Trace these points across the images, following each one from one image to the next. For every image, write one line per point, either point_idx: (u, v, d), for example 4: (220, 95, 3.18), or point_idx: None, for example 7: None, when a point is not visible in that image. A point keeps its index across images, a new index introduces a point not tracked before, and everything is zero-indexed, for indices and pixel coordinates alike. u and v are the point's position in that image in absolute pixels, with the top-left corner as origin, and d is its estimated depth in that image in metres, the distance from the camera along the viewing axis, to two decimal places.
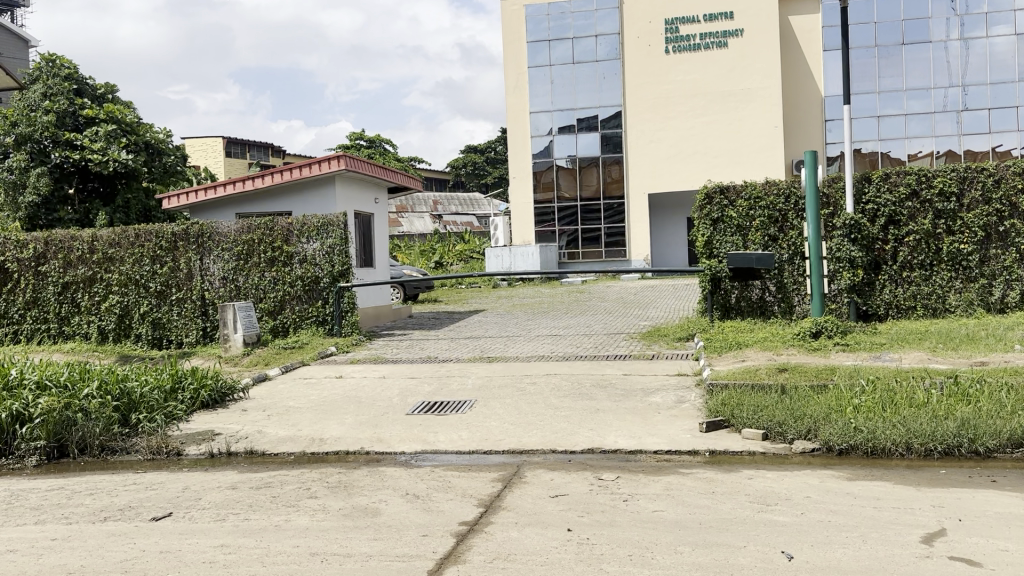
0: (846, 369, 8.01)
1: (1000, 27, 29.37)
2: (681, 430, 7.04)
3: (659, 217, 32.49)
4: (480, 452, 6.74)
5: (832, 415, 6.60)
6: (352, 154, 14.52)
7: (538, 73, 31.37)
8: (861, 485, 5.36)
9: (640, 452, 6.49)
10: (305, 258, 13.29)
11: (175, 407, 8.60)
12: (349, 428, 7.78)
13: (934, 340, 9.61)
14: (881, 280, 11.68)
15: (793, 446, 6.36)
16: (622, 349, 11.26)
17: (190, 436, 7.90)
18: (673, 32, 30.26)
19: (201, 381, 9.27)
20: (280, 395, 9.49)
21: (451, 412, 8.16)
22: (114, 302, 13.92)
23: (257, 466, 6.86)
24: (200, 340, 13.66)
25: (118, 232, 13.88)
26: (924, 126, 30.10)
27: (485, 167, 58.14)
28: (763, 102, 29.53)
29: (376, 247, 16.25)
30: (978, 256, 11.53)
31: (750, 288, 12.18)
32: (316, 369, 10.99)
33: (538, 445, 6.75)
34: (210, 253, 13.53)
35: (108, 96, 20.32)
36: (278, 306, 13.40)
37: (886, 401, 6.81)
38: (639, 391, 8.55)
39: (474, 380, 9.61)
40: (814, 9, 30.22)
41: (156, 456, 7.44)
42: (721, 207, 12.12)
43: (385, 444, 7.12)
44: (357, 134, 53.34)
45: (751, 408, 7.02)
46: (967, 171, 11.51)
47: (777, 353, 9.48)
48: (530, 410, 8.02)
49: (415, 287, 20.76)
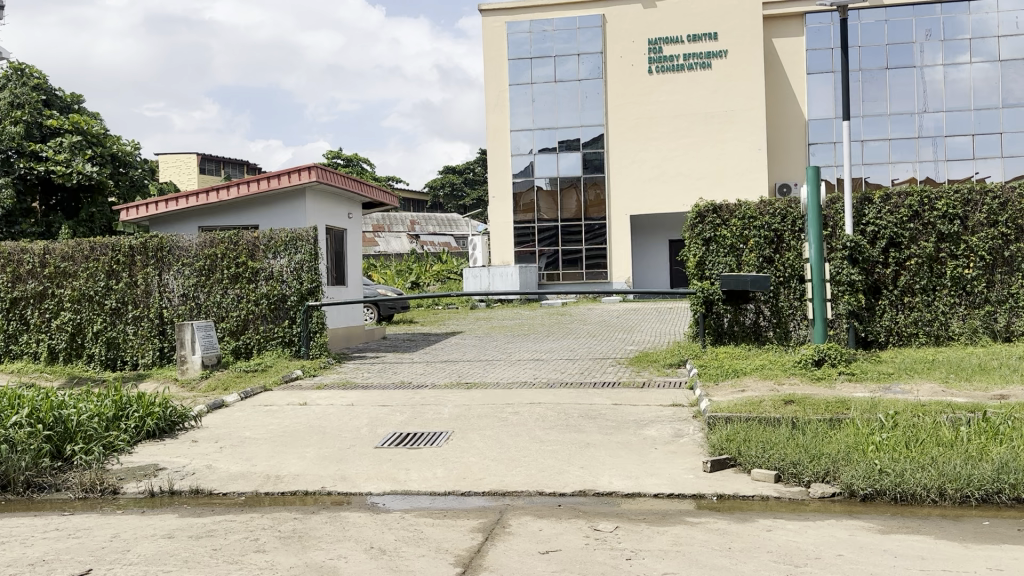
0: (860, 401, 7.31)
1: (983, 53, 29.38)
2: (683, 469, 6.29)
3: (641, 239, 32.00)
4: (455, 494, 5.94)
5: (854, 454, 5.91)
6: (324, 165, 13.68)
7: (519, 91, 30.82)
8: (899, 541, 4.64)
9: (639, 495, 5.75)
10: (271, 275, 12.45)
11: (116, 438, 7.69)
12: (310, 463, 6.94)
13: (944, 369, 9.00)
14: (882, 305, 11.09)
15: (810, 490, 5.65)
16: (609, 376, 10.53)
17: (130, 471, 7.01)
18: (657, 52, 29.98)
19: (148, 409, 8.35)
20: (237, 424, 8.59)
21: (424, 445, 7.33)
22: (65, 319, 12.97)
23: (201, 509, 5.97)
24: (156, 361, 12.70)
25: (73, 244, 12.97)
26: (907, 151, 29.96)
27: (463, 189, 57.63)
28: (747, 125, 29.25)
29: (349, 265, 15.45)
30: (983, 281, 10.99)
31: (743, 311, 11.54)
32: (279, 395, 10.08)
33: (522, 487, 5.96)
34: (170, 268, 12.65)
35: (76, 107, 19.45)
36: (241, 325, 12.51)
37: (910, 438, 6.13)
38: (631, 423, 7.80)
39: (451, 410, 8.78)
40: (798, 32, 30.07)
41: (88, 495, 6.53)
42: (713, 226, 11.51)
43: (350, 484, 6.30)
44: (334, 153, 52.72)
45: (760, 445, 6.31)
46: (971, 193, 11.04)
47: (778, 383, 8.77)
48: (513, 444, 7.23)
49: (389, 306, 20.01)
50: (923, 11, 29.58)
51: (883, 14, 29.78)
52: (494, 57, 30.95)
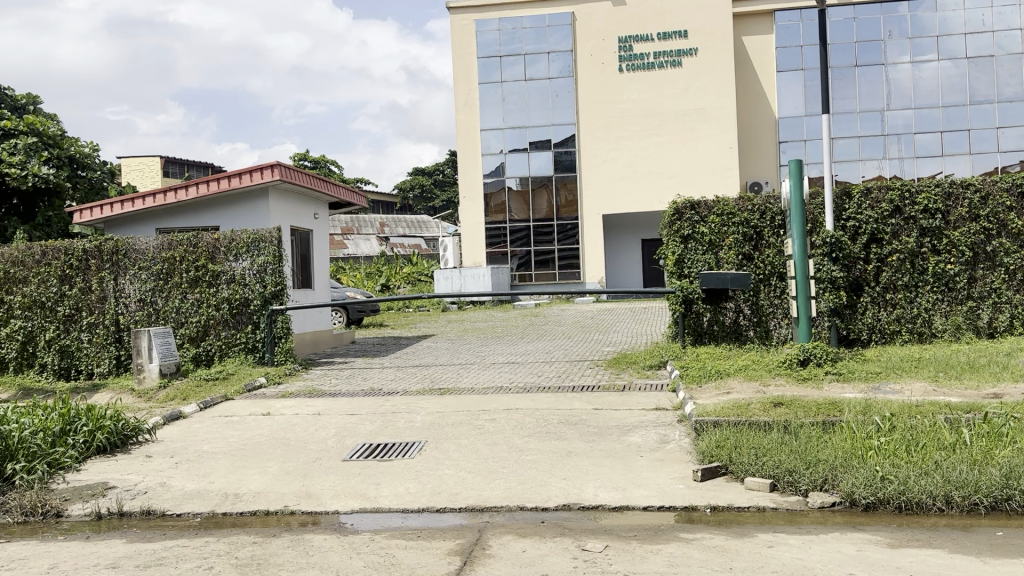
0: (852, 403, 7.02)
1: (949, 51, 29.64)
2: (671, 479, 5.91)
3: (614, 239, 31.77)
4: (430, 511, 5.51)
5: (853, 460, 5.61)
6: (287, 163, 13.15)
7: (489, 90, 30.39)
8: (912, 557, 4.31)
9: (627, 508, 5.37)
10: (233, 278, 11.88)
11: (62, 455, 7.06)
12: (272, 479, 6.45)
13: (932, 368, 8.76)
14: (864, 303, 10.87)
15: (809, 500, 5.32)
16: (588, 379, 10.15)
17: (76, 491, 6.39)
18: (627, 50, 29.78)
19: (98, 422, 7.69)
20: (195, 438, 8.04)
21: (396, 457, 6.88)
22: (15, 327, 12.27)
23: (151, 533, 5.44)
24: (113, 370, 12.07)
25: (23, 248, 12.28)
26: (876, 148, 30.09)
27: (433, 190, 57.16)
28: (718, 123, 29.17)
29: (316, 269, 14.90)
30: (965, 277, 10.83)
31: (723, 310, 11.21)
32: (241, 405, 9.54)
33: (502, 501, 5.55)
34: (126, 273, 12.03)
35: (28, 107, 18.68)
36: (202, 331, 11.93)
37: (911, 442, 5.86)
38: (613, 429, 7.42)
39: (423, 418, 8.33)
40: (768, 30, 30.08)
41: (29, 518, 5.89)
42: (691, 222, 11.19)
43: (316, 502, 5.82)
44: (301, 155, 51.88)
45: (752, 452, 5.96)
46: (953, 188, 10.87)
47: (764, 384, 8.43)
48: (490, 453, 6.81)
49: (359, 309, 19.48)
50: (891, 9, 29.75)
51: (851, 12, 29.92)
52: (463, 55, 30.51)
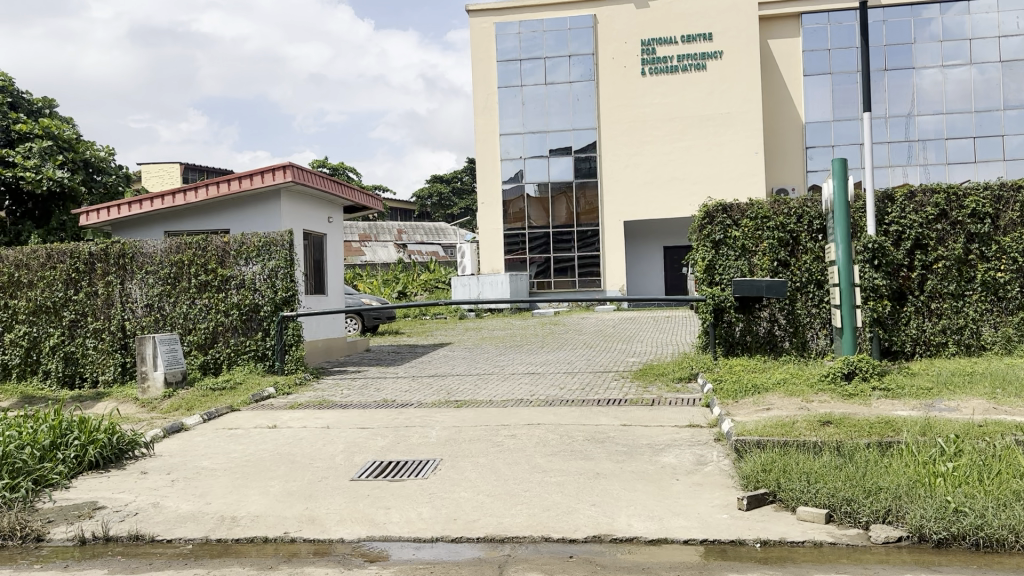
0: (908, 422, 6.39)
1: (983, 55, 28.78)
2: (713, 508, 5.30)
3: (635, 246, 31.14)
4: (444, 541, 4.95)
5: (919, 489, 4.98)
6: (299, 164, 12.68)
7: (509, 94, 29.95)
8: None
9: (664, 540, 4.79)
10: (243, 282, 11.44)
11: (50, 471, 6.56)
12: (273, 501, 5.92)
13: (989, 383, 8.08)
14: (907, 313, 10.21)
15: (871, 534, 4.71)
16: (614, 392, 9.51)
17: (61, 511, 5.88)
18: (649, 53, 29.22)
19: (90, 435, 7.19)
20: (195, 452, 7.54)
21: (408, 477, 6.34)
22: (19, 333, 11.87)
23: (136, 563, 4.91)
24: (118, 378, 11.62)
25: (28, 251, 11.88)
26: (906, 154, 29.28)
27: (451, 198, 56.82)
28: (743, 127, 28.48)
29: (329, 275, 14.43)
30: (1017, 286, 10.15)
31: (757, 320, 10.59)
32: (245, 417, 9.02)
33: (524, 531, 4.98)
34: (133, 277, 11.59)
35: (45, 110, 18.30)
36: (210, 338, 11.47)
37: (982, 469, 5.22)
38: (644, 448, 6.83)
39: (439, 433, 7.77)
40: (794, 33, 29.43)
41: (6, 542, 5.38)
42: (723, 226, 10.59)
43: (320, 528, 5.27)
44: (319, 162, 51.72)
45: (804, 477, 5.35)
46: (1002, 190, 10.20)
47: (807, 401, 7.81)
48: (511, 475, 6.23)
49: (374, 317, 18.96)
50: (922, 11, 28.98)
51: (881, 15, 29.19)
52: (483, 59, 30.16)
